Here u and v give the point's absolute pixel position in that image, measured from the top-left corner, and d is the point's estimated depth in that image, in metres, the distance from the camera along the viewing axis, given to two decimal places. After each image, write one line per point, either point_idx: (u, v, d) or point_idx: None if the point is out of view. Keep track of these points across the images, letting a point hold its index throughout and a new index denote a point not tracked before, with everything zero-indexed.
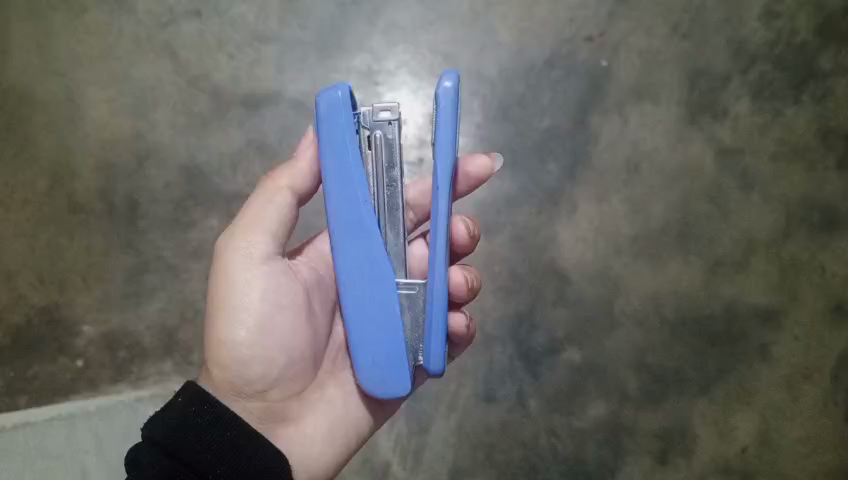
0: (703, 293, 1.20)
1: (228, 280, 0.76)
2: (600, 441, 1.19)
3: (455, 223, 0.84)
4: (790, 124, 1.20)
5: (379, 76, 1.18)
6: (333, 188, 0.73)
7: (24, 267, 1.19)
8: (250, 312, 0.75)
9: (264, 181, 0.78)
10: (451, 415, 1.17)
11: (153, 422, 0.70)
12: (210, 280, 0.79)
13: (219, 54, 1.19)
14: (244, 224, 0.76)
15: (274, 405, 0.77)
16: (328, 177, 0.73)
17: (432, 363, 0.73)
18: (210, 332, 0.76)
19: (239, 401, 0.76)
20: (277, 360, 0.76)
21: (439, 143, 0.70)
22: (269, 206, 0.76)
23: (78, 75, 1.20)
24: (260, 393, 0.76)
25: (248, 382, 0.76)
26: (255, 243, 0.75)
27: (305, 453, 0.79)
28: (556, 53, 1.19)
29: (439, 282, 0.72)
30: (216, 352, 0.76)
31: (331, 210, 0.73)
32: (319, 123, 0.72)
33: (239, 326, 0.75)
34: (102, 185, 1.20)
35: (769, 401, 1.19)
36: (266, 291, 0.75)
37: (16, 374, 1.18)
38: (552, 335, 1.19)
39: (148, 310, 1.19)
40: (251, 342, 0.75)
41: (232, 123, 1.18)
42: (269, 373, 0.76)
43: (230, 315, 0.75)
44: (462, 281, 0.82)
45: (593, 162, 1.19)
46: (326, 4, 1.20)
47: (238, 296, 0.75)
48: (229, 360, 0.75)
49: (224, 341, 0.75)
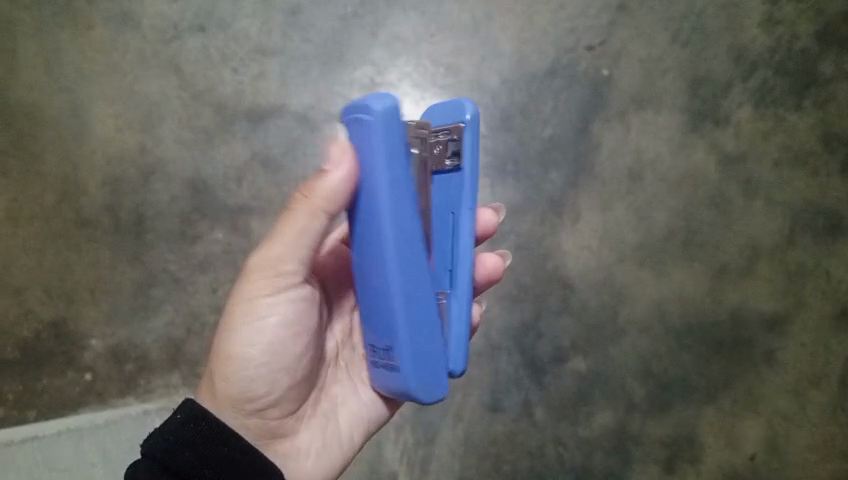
0: (708, 300, 1.20)
1: (250, 295, 0.73)
2: (608, 449, 1.19)
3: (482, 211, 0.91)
4: (791, 131, 1.20)
5: (382, 89, 1.19)
6: (386, 199, 0.63)
7: (33, 282, 1.20)
8: (266, 332, 0.74)
9: (296, 195, 0.68)
10: (458, 424, 1.18)
11: (153, 438, 0.71)
12: (230, 295, 0.77)
13: (222, 68, 1.21)
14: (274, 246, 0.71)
15: (273, 422, 0.77)
16: (378, 190, 0.63)
17: (457, 364, 0.72)
18: (218, 344, 0.76)
19: (238, 417, 0.76)
20: (281, 382, 0.76)
21: (470, 155, 0.72)
22: (302, 233, 0.68)
23: (84, 91, 1.21)
24: (259, 410, 0.76)
25: (251, 399, 0.75)
26: (286, 266, 0.72)
27: (299, 467, 0.79)
28: (557, 63, 1.20)
29: (465, 287, 0.73)
30: (220, 366, 0.75)
31: (385, 223, 0.64)
32: (370, 133, 0.62)
33: (251, 344, 0.74)
34: (109, 200, 1.21)
35: (776, 407, 1.19)
36: (285, 317, 0.74)
37: (25, 388, 1.19)
38: (558, 344, 1.19)
39: (156, 324, 1.20)
40: (261, 362, 0.74)
41: (236, 137, 1.20)
42: (271, 393, 0.75)
43: (245, 334, 0.74)
44: (495, 267, 0.89)
45: (596, 171, 1.19)
46: (328, 17, 1.21)
47: (257, 314, 0.74)
48: (234, 377, 0.75)
49: (237, 355, 0.74)
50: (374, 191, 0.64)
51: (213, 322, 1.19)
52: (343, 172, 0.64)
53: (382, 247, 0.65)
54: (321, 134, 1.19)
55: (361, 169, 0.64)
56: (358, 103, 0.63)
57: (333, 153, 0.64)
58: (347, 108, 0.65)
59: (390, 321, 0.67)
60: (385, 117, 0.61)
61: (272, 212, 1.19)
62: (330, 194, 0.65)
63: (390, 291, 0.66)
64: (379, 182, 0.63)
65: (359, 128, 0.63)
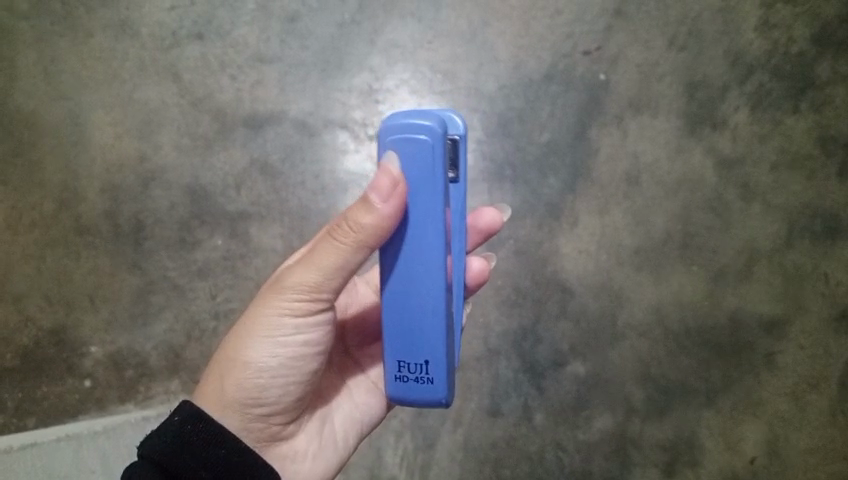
0: (707, 303, 1.20)
1: (276, 310, 0.71)
2: (608, 453, 1.19)
3: (476, 215, 0.94)
4: (789, 133, 1.20)
5: (380, 95, 1.20)
6: (438, 214, 0.67)
7: (33, 290, 1.21)
8: (288, 346, 0.73)
9: (337, 224, 0.64)
10: (457, 429, 1.19)
11: (151, 440, 0.70)
12: (256, 299, 0.73)
13: (221, 75, 1.21)
14: (309, 265, 0.67)
15: (273, 426, 0.76)
16: (435, 204, 0.67)
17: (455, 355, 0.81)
18: (232, 345, 0.74)
19: (241, 420, 0.74)
20: (291, 393, 0.75)
21: (464, 165, 0.78)
22: (340, 264, 0.65)
23: (83, 99, 1.22)
24: (263, 416, 0.75)
25: (259, 404, 0.74)
26: (318, 293, 0.68)
27: (297, 469, 0.79)
28: (554, 69, 1.20)
29: (458, 289, 0.81)
30: (231, 369, 0.73)
31: (438, 237, 0.67)
32: (431, 149, 0.65)
33: (271, 355, 0.73)
34: (108, 207, 1.21)
35: (776, 411, 1.19)
36: (310, 338, 0.74)
37: (25, 395, 1.20)
38: (556, 349, 1.19)
39: (155, 331, 1.20)
40: (277, 374, 0.73)
41: (236, 143, 1.20)
42: (280, 401, 0.75)
43: (267, 345, 0.72)
44: (481, 269, 0.90)
45: (593, 176, 1.20)
46: (326, 24, 1.21)
47: (282, 329, 0.72)
48: (246, 382, 0.73)
49: (254, 364, 0.73)
50: (429, 208, 0.67)
51: (213, 329, 1.19)
52: (393, 205, 0.63)
53: (432, 261, 0.68)
54: (320, 140, 1.20)
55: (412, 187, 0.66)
56: (409, 124, 0.65)
57: (381, 180, 0.63)
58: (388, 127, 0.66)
59: (433, 331, 0.70)
60: (441, 138, 0.66)
61: (271, 218, 1.20)
62: (377, 230, 0.63)
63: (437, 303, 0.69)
64: (435, 198, 0.66)
65: (413, 148, 0.65)
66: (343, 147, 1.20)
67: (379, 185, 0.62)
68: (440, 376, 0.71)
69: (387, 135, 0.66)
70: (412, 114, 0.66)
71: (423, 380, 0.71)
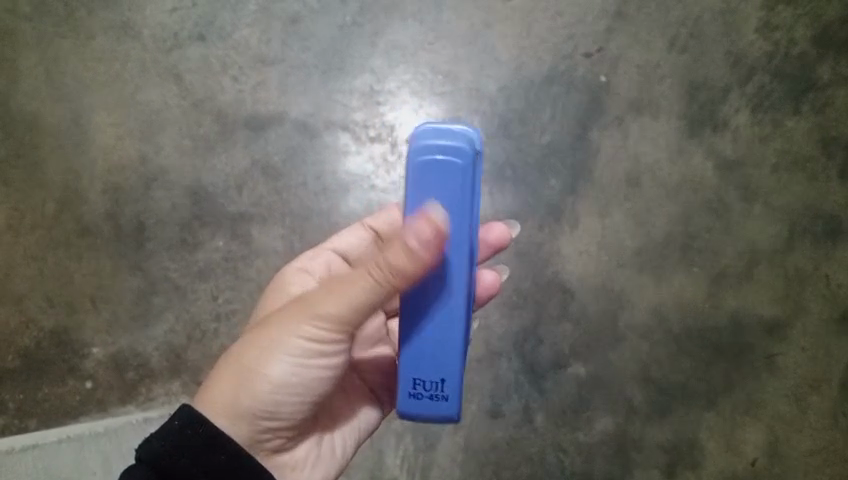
0: (708, 305, 1.20)
1: (300, 331, 0.70)
2: (608, 455, 1.19)
3: (488, 229, 0.94)
4: (789, 135, 1.20)
5: (381, 96, 1.20)
6: (464, 232, 0.69)
7: (34, 291, 1.21)
8: (312, 368, 0.72)
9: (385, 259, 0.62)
10: (458, 431, 1.19)
11: (149, 443, 0.70)
12: (285, 313, 0.72)
13: (223, 76, 1.21)
14: (349, 294, 0.65)
15: (278, 439, 0.76)
16: (462, 222, 0.68)
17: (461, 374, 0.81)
18: (254, 357, 0.72)
19: (250, 431, 0.73)
20: (305, 410, 0.75)
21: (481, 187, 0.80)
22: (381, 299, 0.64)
23: (85, 100, 1.22)
24: (272, 429, 0.74)
25: (269, 421, 0.73)
26: (351, 322, 0.68)
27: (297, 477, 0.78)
28: (555, 70, 1.20)
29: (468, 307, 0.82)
30: (250, 381, 0.71)
31: (462, 254, 0.69)
32: (464, 169, 0.68)
33: (294, 375, 0.72)
34: (110, 208, 1.21)
35: (777, 413, 1.19)
36: (334, 363, 0.73)
37: (26, 396, 1.20)
38: (557, 350, 1.19)
39: (156, 332, 1.20)
40: (298, 393, 0.73)
41: (237, 145, 1.21)
42: (293, 417, 0.74)
43: (293, 365, 0.71)
44: (493, 282, 0.91)
45: (594, 177, 1.20)
46: (327, 26, 1.21)
47: (310, 351, 0.70)
48: (264, 397, 0.72)
49: (270, 384, 0.71)
50: (456, 226, 0.68)
51: (214, 330, 1.19)
52: (433, 254, 0.61)
53: (455, 275, 0.69)
54: (321, 142, 1.20)
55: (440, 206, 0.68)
56: (437, 144, 0.68)
57: (423, 228, 0.59)
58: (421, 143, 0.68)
59: (450, 347, 0.70)
60: (472, 158, 0.68)
61: (272, 219, 1.20)
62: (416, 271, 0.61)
63: (456, 317, 0.70)
64: (461, 217, 0.68)
65: (446, 166, 0.68)
66: (344, 148, 1.20)
67: (422, 231, 0.59)
68: (454, 392, 0.71)
69: (420, 151, 0.68)
70: (447, 134, 0.69)
71: (438, 398, 0.71)
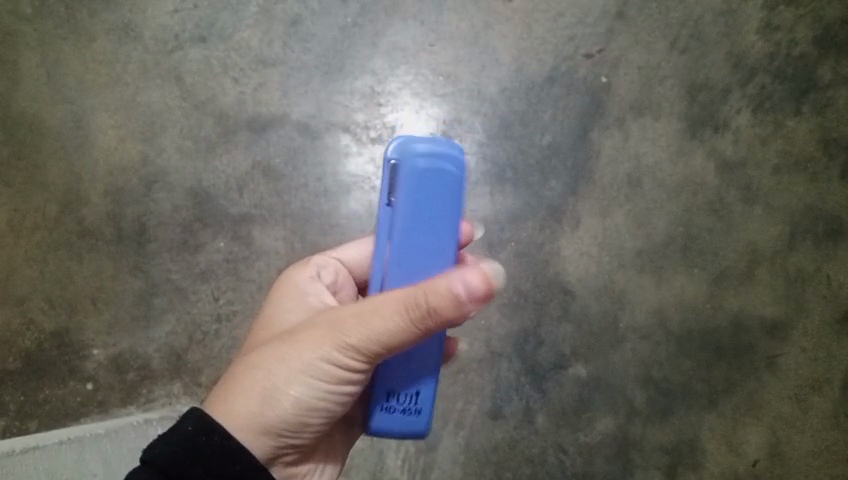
0: (709, 306, 1.20)
1: (330, 357, 0.68)
2: (609, 456, 1.19)
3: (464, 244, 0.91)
4: (790, 136, 1.20)
5: (382, 97, 1.20)
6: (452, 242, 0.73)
7: (35, 292, 1.21)
8: (337, 395, 0.72)
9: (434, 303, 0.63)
10: (459, 432, 1.19)
11: (158, 448, 0.66)
12: (313, 334, 0.69)
13: (224, 78, 1.21)
14: (390, 330, 0.65)
15: (289, 457, 0.75)
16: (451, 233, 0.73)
17: None
18: (279, 377, 0.69)
19: (268, 450, 0.71)
20: (323, 431, 0.74)
21: None
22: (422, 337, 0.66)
23: (87, 102, 1.22)
24: (288, 447, 0.73)
25: (288, 441, 0.72)
26: (385, 355, 0.68)
27: None
28: (556, 70, 1.20)
29: None
30: (274, 401, 0.69)
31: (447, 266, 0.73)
32: (453, 181, 0.72)
33: (320, 400, 0.70)
34: (111, 210, 1.21)
35: (778, 414, 1.19)
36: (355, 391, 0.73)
37: (26, 397, 1.20)
38: (558, 351, 1.19)
39: (157, 333, 1.20)
40: (321, 417, 0.72)
41: (239, 146, 1.21)
42: (310, 438, 0.74)
43: (319, 390, 0.70)
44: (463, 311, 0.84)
45: (595, 178, 1.20)
46: (328, 27, 1.21)
47: (339, 378, 0.69)
48: (288, 418, 0.70)
49: (294, 407, 0.70)
50: (442, 241, 0.73)
51: (215, 331, 1.19)
52: (474, 305, 0.65)
53: None
54: (322, 143, 1.20)
55: (427, 219, 0.72)
56: (430, 154, 0.71)
57: (475, 280, 0.63)
58: (415, 153, 0.71)
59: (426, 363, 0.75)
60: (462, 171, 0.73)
61: (273, 220, 1.20)
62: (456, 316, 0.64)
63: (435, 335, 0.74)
64: (448, 232, 0.73)
65: (437, 177, 0.72)
66: (345, 149, 1.20)
67: (473, 282, 0.63)
68: (425, 407, 0.75)
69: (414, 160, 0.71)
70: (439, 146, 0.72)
71: (410, 412, 0.74)
